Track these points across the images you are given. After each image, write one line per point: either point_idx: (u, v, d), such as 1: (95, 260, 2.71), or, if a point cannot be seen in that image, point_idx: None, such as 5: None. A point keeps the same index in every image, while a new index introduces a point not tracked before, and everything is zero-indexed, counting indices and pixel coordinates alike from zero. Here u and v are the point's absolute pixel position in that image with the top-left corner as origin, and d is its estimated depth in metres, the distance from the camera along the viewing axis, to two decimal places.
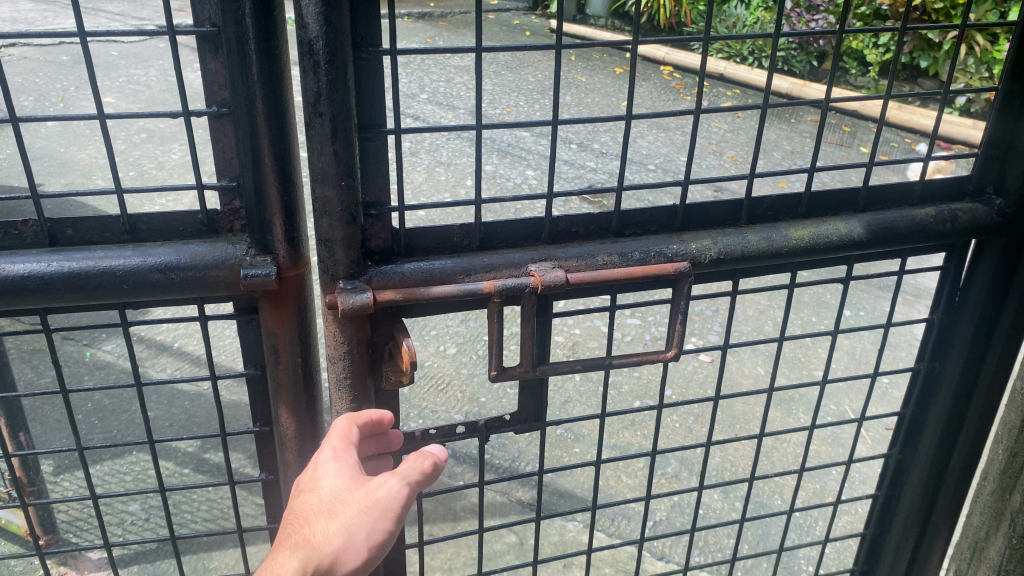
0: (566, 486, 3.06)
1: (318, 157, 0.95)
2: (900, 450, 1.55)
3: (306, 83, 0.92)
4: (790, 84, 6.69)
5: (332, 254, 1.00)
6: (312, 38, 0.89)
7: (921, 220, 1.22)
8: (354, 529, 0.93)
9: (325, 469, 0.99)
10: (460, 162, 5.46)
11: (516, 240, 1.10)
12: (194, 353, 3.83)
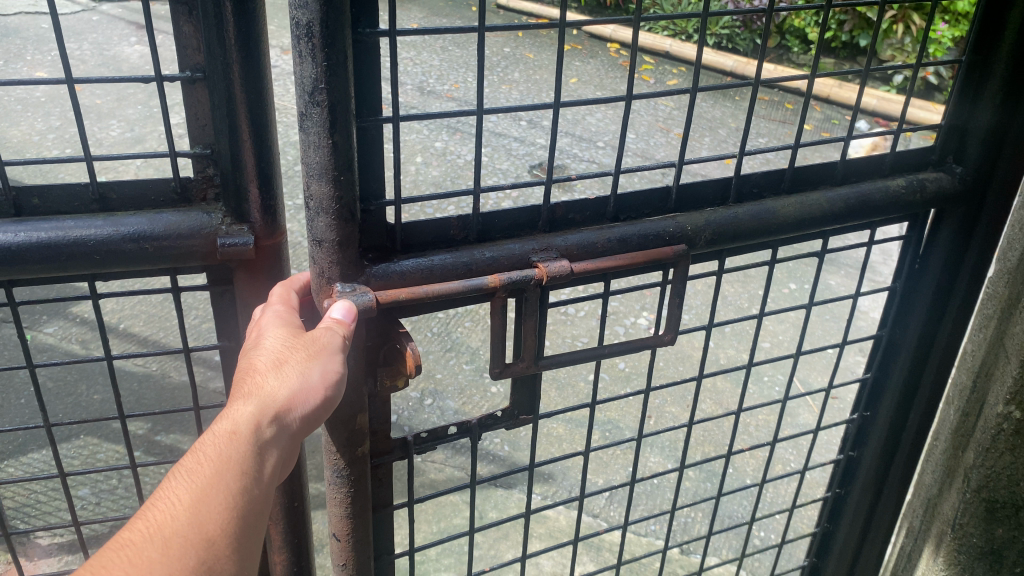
0: (522, 459, 3.25)
1: (315, 148, 0.95)
2: (861, 414, 1.68)
3: (306, 66, 0.91)
4: (733, 62, 6.89)
5: (329, 250, 1.00)
6: (310, 18, 0.88)
7: (887, 189, 1.31)
8: (305, 370, 0.94)
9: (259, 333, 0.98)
10: (410, 138, 5.45)
11: (514, 231, 1.14)
12: (141, 335, 3.75)
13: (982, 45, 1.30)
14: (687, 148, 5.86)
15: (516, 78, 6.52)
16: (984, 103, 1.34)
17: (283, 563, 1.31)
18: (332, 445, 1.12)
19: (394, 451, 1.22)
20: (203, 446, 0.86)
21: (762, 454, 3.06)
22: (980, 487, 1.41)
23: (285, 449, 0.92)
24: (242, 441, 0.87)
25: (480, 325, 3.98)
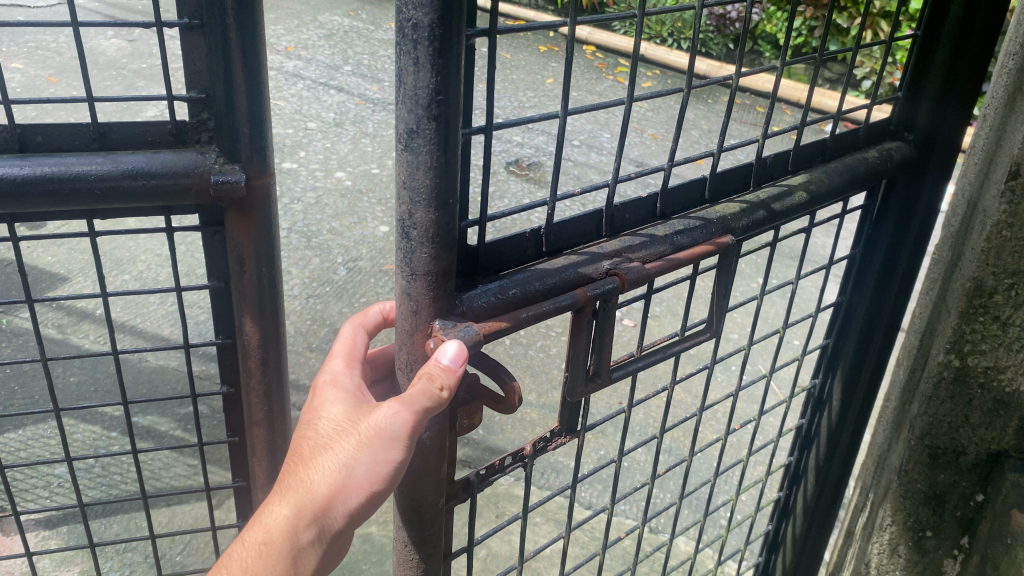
0: (496, 442, 3.33)
1: (424, 170, 0.95)
2: (822, 377, 1.79)
3: (419, 87, 0.90)
4: (707, 66, 7.10)
5: (427, 283, 1.01)
6: (424, 24, 0.87)
7: (865, 160, 1.44)
8: (353, 462, 1.03)
9: (323, 405, 1.08)
10: (387, 133, 5.57)
11: (581, 238, 1.18)
12: (117, 319, 3.78)
13: (934, 23, 1.39)
14: (660, 148, 5.99)
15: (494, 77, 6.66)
16: (926, 86, 1.46)
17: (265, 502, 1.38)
18: (419, 485, 1.13)
19: (459, 494, 1.25)
20: (255, 540, 1.07)
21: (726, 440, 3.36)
22: (923, 434, 1.50)
23: (333, 533, 1.08)
24: (287, 538, 1.06)
25: None
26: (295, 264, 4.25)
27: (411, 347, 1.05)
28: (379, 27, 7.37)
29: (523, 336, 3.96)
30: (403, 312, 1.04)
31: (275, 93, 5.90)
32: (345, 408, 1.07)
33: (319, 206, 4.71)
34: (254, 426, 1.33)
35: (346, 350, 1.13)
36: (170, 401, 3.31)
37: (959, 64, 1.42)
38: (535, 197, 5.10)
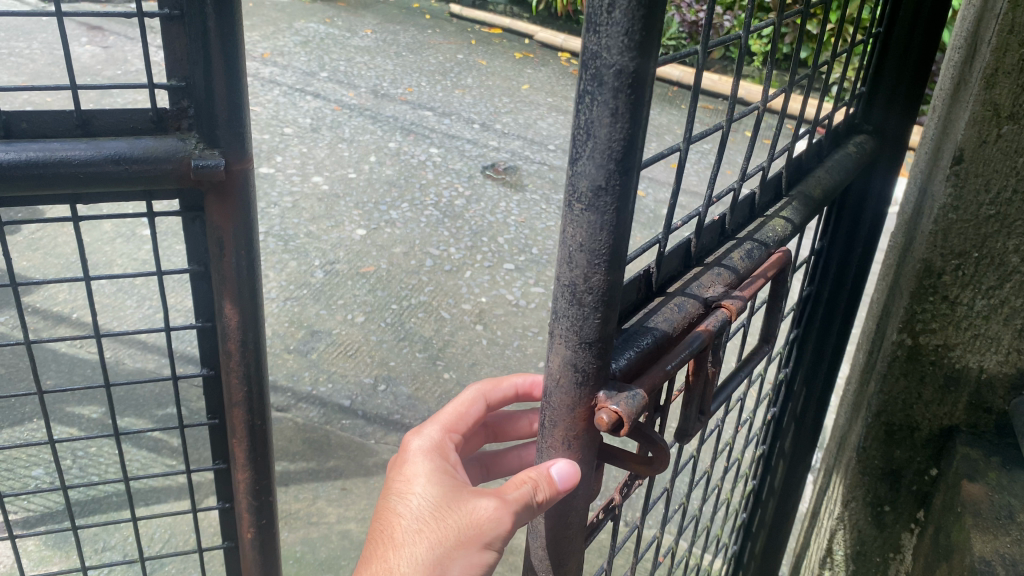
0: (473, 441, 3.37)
1: (602, 229, 0.89)
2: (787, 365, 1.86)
3: (611, 133, 0.83)
4: (681, 74, 7.43)
5: (596, 352, 0.96)
6: (622, 70, 0.81)
7: (848, 156, 1.51)
8: (446, 557, 1.07)
9: (422, 475, 1.14)
10: (363, 138, 5.63)
11: (674, 272, 1.18)
12: (92, 322, 3.79)
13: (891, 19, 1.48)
14: (635, 153, 6.07)
15: (470, 83, 6.76)
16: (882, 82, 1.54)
17: (245, 483, 1.43)
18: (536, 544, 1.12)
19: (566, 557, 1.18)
20: None
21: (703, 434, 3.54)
22: (879, 411, 1.58)
23: None
24: None
25: (434, 315, 4.09)
26: (272, 267, 4.26)
27: (571, 420, 1.00)
28: (355, 34, 7.41)
29: (499, 336, 4.00)
30: (564, 384, 0.98)
31: (251, 99, 5.91)
32: (444, 484, 1.13)
33: (295, 210, 4.74)
34: (234, 407, 1.37)
35: (457, 413, 1.25)
36: (146, 402, 3.32)
37: (909, 56, 1.51)
38: (511, 201, 5.16)
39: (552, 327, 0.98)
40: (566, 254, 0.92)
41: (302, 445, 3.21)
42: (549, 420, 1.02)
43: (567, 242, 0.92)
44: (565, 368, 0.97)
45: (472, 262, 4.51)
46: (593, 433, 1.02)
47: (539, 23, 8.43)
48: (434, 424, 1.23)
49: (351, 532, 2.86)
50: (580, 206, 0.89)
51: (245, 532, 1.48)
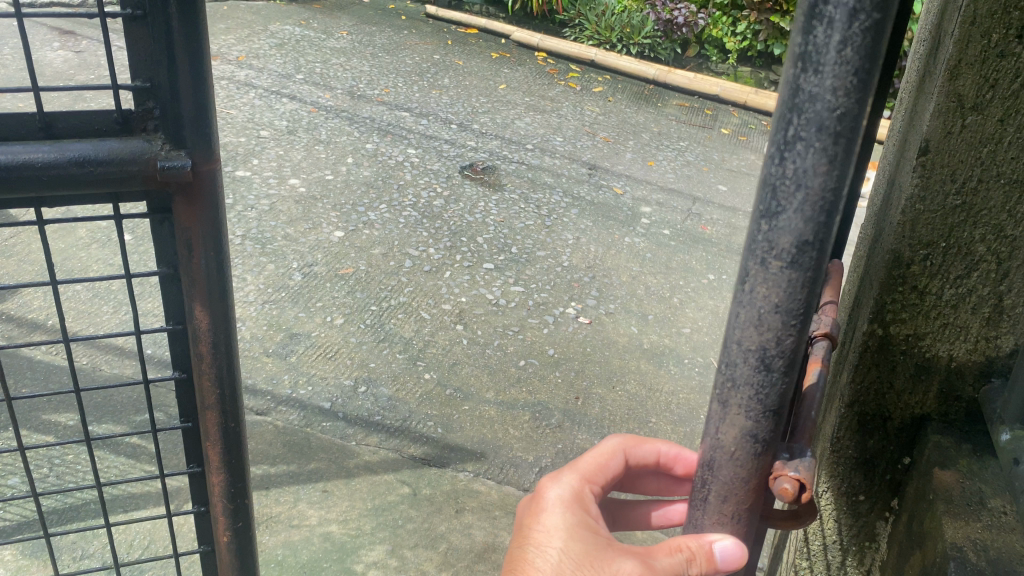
0: (455, 441, 3.37)
1: (789, 284, 0.84)
2: None
3: (825, 181, 0.79)
4: (656, 71, 7.46)
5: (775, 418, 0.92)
6: (844, 116, 0.76)
7: None
8: None
9: (562, 529, 1.12)
10: (340, 140, 5.61)
11: None
12: (67, 328, 3.74)
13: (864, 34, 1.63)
14: (612, 151, 6.09)
15: (447, 84, 6.76)
16: None
17: (221, 485, 1.42)
18: None
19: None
20: None
21: (683, 430, 3.60)
22: (853, 402, 1.59)
23: None
24: None
25: (414, 315, 4.08)
26: (249, 270, 4.23)
27: (742, 495, 0.96)
28: (330, 36, 7.38)
29: (480, 336, 4.00)
30: (739, 456, 0.94)
31: (226, 102, 5.86)
32: (584, 541, 1.11)
33: (273, 213, 4.71)
34: (207, 410, 1.36)
35: (597, 466, 1.23)
36: (124, 408, 3.28)
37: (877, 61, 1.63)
38: (490, 200, 5.16)
39: (723, 395, 0.93)
40: (754, 316, 0.87)
41: (282, 448, 3.19)
42: (713, 495, 0.97)
43: (750, 299, 0.87)
44: (737, 436, 0.93)
45: (451, 262, 4.51)
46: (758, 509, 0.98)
47: (515, 22, 8.43)
48: (572, 474, 1.21)
49: (333, 534, 2.86)
50: (774, 261, 0.84)
51: (221, 535, 1.47)
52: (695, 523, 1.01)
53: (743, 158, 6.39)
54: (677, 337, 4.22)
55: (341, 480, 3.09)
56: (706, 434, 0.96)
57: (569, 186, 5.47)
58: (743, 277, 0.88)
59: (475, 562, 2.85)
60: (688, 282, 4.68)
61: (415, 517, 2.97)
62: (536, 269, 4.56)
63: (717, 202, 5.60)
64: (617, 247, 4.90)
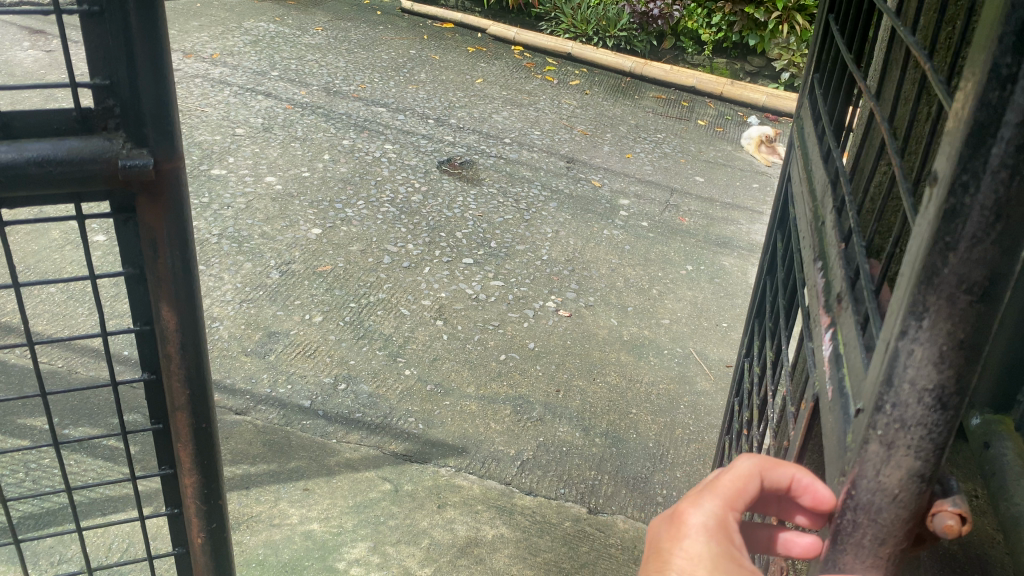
0: (437, 436, 3.36)
1: (953, 312, 0.74)
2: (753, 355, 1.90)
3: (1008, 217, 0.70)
4: (633, 64, 7.48)
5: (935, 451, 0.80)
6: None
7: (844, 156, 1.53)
8: None
9: (704, 561, 0.89)
10: (316, 137, 5.57)
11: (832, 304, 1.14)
12: (41, 331, 3.69)
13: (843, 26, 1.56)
14: (590, 144, 6.09)
15: (423, 78, 6.73)
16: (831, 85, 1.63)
17: (193, 488, 1.41)
18: None
19: None
20: None
21: (662, 421, 3.62)
22: None
23: None
24: None
25: (393, 312, 4.07)
26: (226, 270, 4.19)
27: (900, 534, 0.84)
28: (305, 32, 7.33)
29: (461, 331, 3.99)
30: (902, 498, 0.82)
31: (201, 100, 5.80)
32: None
33: (249, 211, 4.67)
34: (177, 412, 1.35)
35: (736, 489, 0.94)
36: (99, 411, 3.24)
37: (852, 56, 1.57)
38: (468, 195, 5.15)
39: (881, 440, 0.82)
40: (928, 355, 0.76)
41: (262, 447, 3.17)
42: (868, 537, 0.85)
43: (917, 337, 0.77)
44: (902, 477, 0.82)
45: (430, 258, 4.50)
46: (918, 546, 0.86)
47: (491, 16, 8.41)
48: (711, 497, 0.94)
49: (314, 532, 2.84)
50: (951, 295, 0.73)
51: (194, 537, 1.46)
52: (837, 559, 0.88)
53: (720, 149, 6.42)
54: (656, 328, 4.23)
55: (322, 478, 3.08)
56: (860, 476, 0.84)
57: (547, 180, 5.47)
58: (909, 313, 0.77)
59: (458, 556, 2.85)
60: (667, 273, 4.70)
61: (396, 513, 2.97)
62: (515, 264, 4.55)
63: (695, 193, 5.62)
64: (596, 239, 4.90)
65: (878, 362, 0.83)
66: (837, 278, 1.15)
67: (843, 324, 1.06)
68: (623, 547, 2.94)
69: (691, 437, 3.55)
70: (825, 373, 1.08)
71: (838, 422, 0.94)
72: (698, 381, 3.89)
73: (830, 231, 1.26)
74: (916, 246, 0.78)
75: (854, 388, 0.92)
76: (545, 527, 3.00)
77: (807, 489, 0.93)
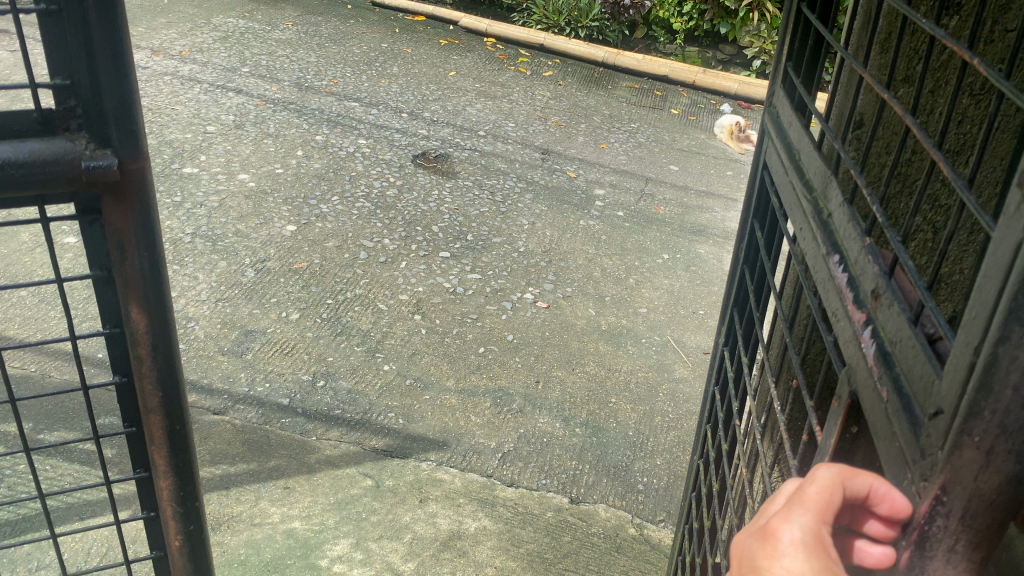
0: (417, 431, 3.36)
1: None
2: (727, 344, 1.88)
3: None
4: (606, 54, 7.48)
5: None
6: None
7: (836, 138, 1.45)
8: None
9: None
10: (289, 133, 5.53)
11: (857, 301, 1.04)
12: (11, 335, 3.63)
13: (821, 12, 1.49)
14: (564, 135, 6.09)
15: (396, 72, 6.70)
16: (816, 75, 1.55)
17: (169, 490, 1.40)
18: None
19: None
20: None
21: (642, 409, 3.65)
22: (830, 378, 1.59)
23: None
24: None
25: (371, 307, 4.05)
26: (201, 269, 4.16)
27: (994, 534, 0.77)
28: (275, 28, 7.25)
29: (439, 325, 3.99)
30: (1001, 502, 0.75)
31: (171, 98, 5.73)
32: None
33: (223, 209, 4.63)
34: (150, 414, 1.34)
35: (824, 502, 0.81)
36: (75, 415, 3.21)
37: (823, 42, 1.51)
38: (443, 188, 5.14)
39: (979, 445, 0.74)
40: None
41: (241, 447, 3.16)
42: (962, 543, 0.78)
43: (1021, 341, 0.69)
44: (1000, 481, 0.74)
45: (407, 252, 4.48)
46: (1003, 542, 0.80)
47: (463, 8, 8.38)
48: (802, 511, 0.81)
49: (296, 530, 2.83)
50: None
51: (172, 540, 1.45)
52: (922, 566, 0.80)
53: (694, 137, 6.44)
54: (634, 317, 4.25)
55: (302, 475, 3.07)
56: (951, 482, 0.76)
57: (523, 172, 5.46)
58: (1010, 316, 0.68)
59: (441, 549, 2.86)
60: (644, 262, 4.71)
61: (378, 509, 2.96)
62: (492, 256, 4.55)
63: (670, 182, 5.65)
64: (572, 230, 4.91)
65: (958, 364, 0.75)
66: (862, 271, 1.03)
67: (886, 320, 0.95)
68: (605, 536, 2.96)
69: (670, 424, 3.58)
70: (870, 374, 0.97)
71: (906, 424, 0.85)
72: (676, 369, 3.92)
73: (843, 222, 1.12)
74: (1004, 243, 0.70)
75: (915, 389, 0.85)
76: (527, 518, 3.01)
77: (888, 498, 0.82)
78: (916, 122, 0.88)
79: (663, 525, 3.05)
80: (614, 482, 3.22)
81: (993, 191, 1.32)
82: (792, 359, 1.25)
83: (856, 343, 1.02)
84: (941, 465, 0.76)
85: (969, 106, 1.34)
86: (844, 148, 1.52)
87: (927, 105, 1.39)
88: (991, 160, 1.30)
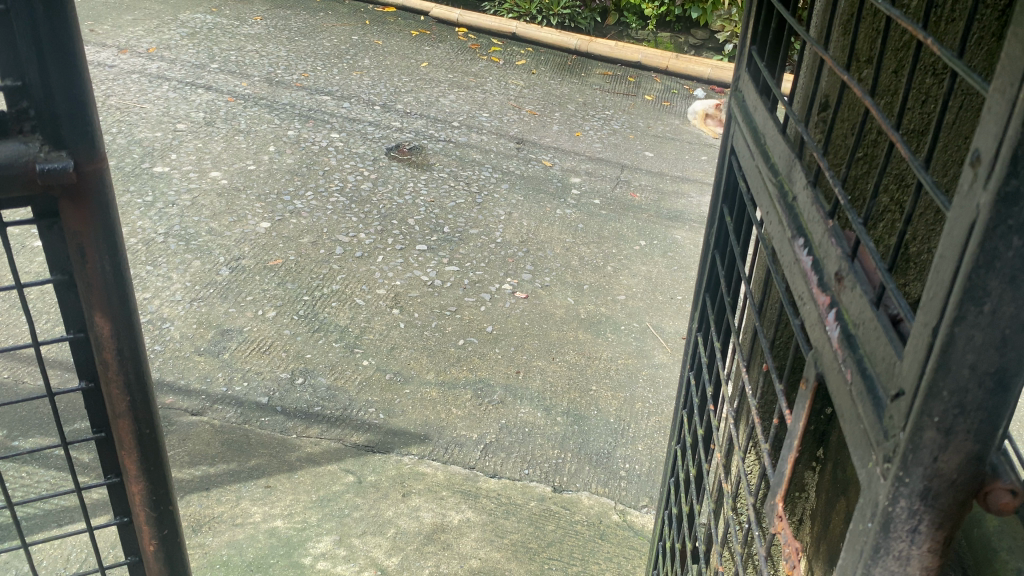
0: (398, 425, 3.34)
1: (1016, 300, 0.68)
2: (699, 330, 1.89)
3: None
4: (578, 41, 7.48)
5: (991, 430, 0.74)
6: None
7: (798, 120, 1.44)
8: None
9: None
10: (260, 129, 5.47)
11: (822, 284, 1.03)
12: None
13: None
14: (538, 124, 6.08)
15: (367, 64, 6.65)
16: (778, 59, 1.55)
17: (141, 494, 1.38)
18: None
19: None
20: None
21: (622, 395, 3.65)
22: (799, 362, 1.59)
23: None
24: None
25: (348, 302, 4.03)
26: (175, 268, 4.11)
27: (955, 509, 0.78)
28: (243, 22, 7.17)
29: (417, 319, 3.97)
30: (960, 479, 0.76)
31: (139, 96, 5.65)
32: None
33: (195, 208, 4.58)
34: (118, 418, 1.32)
35: None
36: (50, 421, 3.16)
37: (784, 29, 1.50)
38: (418, 180, 5.11)
39: (939, 426, 0.74)
40: (988, 340, 0.69)
41: (220, 447, 3.13)
42: (925, 523, 0.78)
43: (977, 321, 0.69)
44: (960, 460, 0.75)
45: (383, 246, 4.46)
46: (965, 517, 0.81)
47: None
48: None
49: (278, 529, 2.82)
50: (1015, 279, 0.67)
51: (147, 545, 1.43)
52: (888, 546, 0.80)
53: (668, 123, 6.44)
54: (612, 304, 4.25)
55: (282, 475, 3.04)
56: (912, 463, 0.76)
57: (498, 162, 5.45)
58: (966, 298, 0.68)
59: (425, 543, 2.85)
60: (621, 250, 4.71)
61: (360, 505, 2.95)
62: (469, 248, 4.53)
63: (645, 168, 5.65)
64: (549, 220, 4.90)
65: (916, 345, 0.75)
66: (827, 253, 1.03)
67: (849, 302, 0.95)
68: (588, 523, 2.97)
69: (651, 410, 3.59)
70: (834, 357, 0.97)
71: (868, 406, 0.86)
72: (655, 355, 3.93)
73: (808, 204, 1.12)
74: (959, 223, 0.69)
75: (878, 374, 0.85)
76: (511, 508, 3.01)
77: None
78: (875, 103, 0.87)
79: (645, 510, 3.06)
80: (596, 469, 3.23)
81: (957, 169, 1.32)
82: (761, 342, 1.25)
83: (820, 326, 1.03)
84: (902, 446, 0.76)
85: (932, 85, 1.35)
86: (809, 130, 1.52)
87: (890, 85, 1.40)
88: (955, 139, 1.31)
